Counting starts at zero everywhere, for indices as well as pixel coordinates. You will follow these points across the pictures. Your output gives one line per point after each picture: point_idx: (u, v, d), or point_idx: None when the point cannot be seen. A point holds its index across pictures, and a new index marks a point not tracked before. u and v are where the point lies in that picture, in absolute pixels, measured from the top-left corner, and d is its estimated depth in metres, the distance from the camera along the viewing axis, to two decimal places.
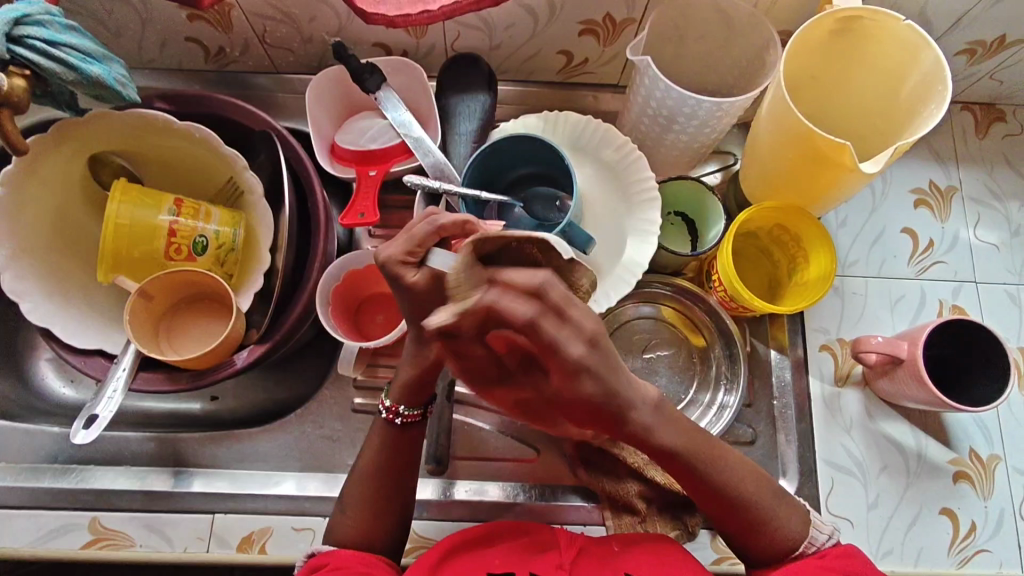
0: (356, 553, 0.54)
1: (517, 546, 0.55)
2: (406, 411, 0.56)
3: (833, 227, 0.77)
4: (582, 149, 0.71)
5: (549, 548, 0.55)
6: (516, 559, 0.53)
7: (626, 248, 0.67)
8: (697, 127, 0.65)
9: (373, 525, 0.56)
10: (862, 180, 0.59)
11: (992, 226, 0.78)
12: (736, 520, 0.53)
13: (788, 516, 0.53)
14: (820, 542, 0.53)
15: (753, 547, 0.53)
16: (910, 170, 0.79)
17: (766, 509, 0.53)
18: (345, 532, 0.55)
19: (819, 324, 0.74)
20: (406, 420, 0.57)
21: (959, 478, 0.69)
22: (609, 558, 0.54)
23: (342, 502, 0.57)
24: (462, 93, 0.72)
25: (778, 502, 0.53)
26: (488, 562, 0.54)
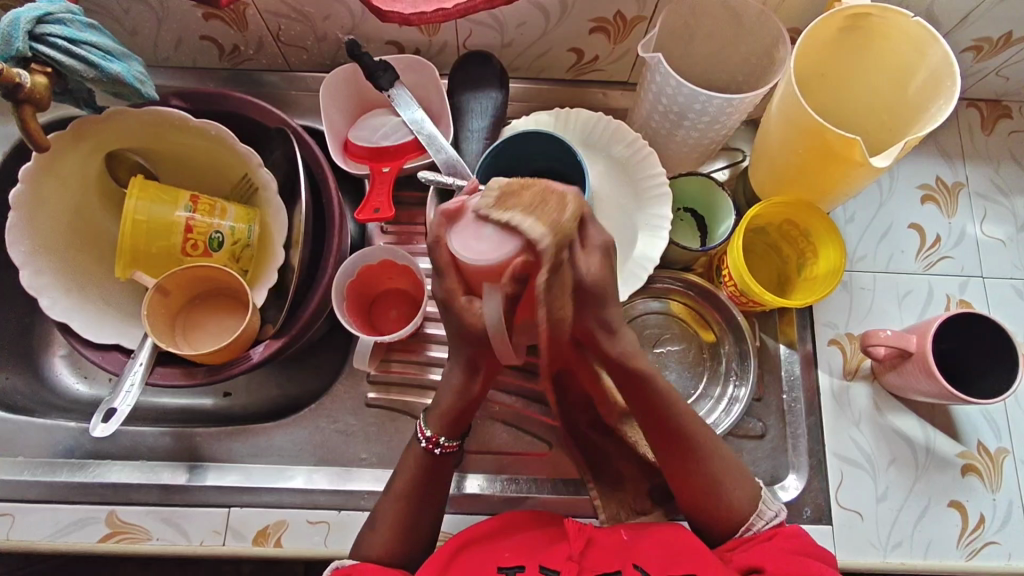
0: (378, 567, 0.54)
1: (528, 537, 0.56)
2: (445, 441, 0.56)
3: (840, 222, 0.78)
4: (593, 145, 0.71)
5: (558, 541, 0.56)
6: (526, 551, 0.54)
7: (637, 243, 0.68)
8: (708, 123, 0.66)
9: (401, 542, 0.56)
10: (871, 173, 0.59)
11: (998, 221, 0.78)
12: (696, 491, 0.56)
13: (739, 485, 0.56)
14: (769, 515, 0.55)
15: (716, 524, 0.56)
16: (917, 166, 0.80)
17: (715, 474, 0.55)
18: (374, 550, 0.55)
19: (828, 318, 0.74)
20: (444, 450, 0.57)
21: (968, 471, 0.70)
22: (620, 549, 0.55)
23: (373, 518, 0.57)
24: (474, 90, 0.72)
25: (733, 478, 0.56)
26: (499, 555, 0.54)
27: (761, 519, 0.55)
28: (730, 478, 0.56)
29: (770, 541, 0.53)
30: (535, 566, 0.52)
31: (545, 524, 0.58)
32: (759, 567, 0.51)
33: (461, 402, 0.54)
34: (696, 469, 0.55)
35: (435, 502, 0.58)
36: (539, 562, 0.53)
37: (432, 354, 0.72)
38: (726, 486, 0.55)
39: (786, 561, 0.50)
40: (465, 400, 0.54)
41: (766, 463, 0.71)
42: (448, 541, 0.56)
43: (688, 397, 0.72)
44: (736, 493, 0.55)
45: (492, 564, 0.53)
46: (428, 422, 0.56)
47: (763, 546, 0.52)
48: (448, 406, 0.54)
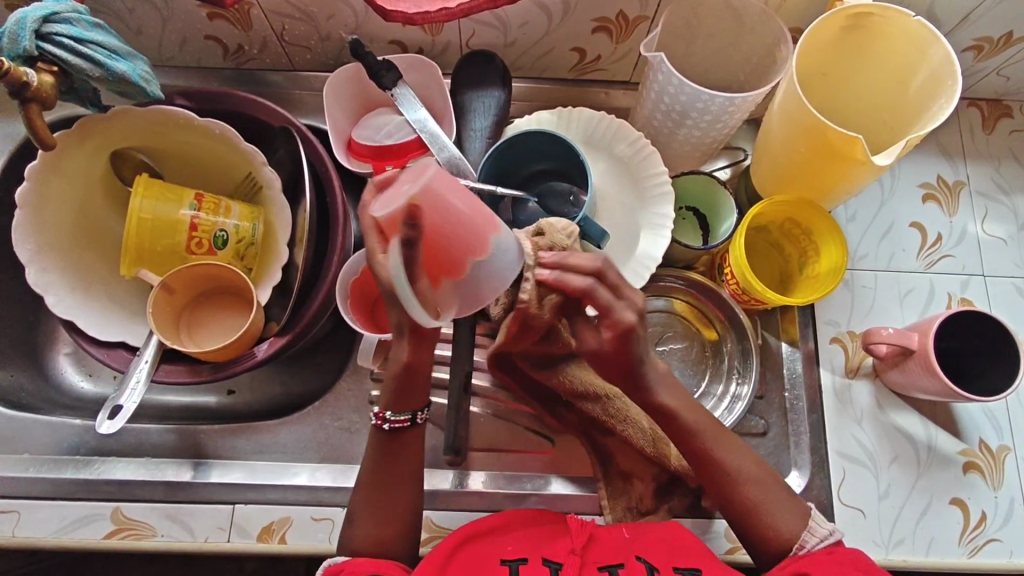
0: (368, 561, 0.54)
1: (529, 532, 0.57)
2: (394, 417, 0.56)
3: (842, 221, 0.78)
4: (596, 143, 0.72)
5: (560, 534, 0.56)
6: (529, 545, 0.54)
7: (639, 241, 0.68)
8: (710, 122, 0.66)
9: (385, 535, 0.56)
10: (873, 171, 0.60)
11: (999, 219, 0.79)
12: (733, 508, 0.55)
13: (785, 511, 0.54)
14: (820, 534, 0.54)
15: (762, 544, 0.54)
16: (918, 165, 0.80)
17: (755, 494, 0.55)
18: (358, 542, 0.55)
19: (830, 317, 0.75)
20: (394, 426, 0.57)
21: (969, 468, 0.70)
22: (621, 544, 0.55)
23: (351, 514, 0.57)
24: (477, 89, 0.73)
25: (778, 498, 0.55)
26: (501, 549, 0.54)
27: (811, 536, 0.53)
28: (775, 505, 0.55)
29: (827, 559, 0.51)
30: (539, 559, 0.52)
31: (546, 519, 0.59)
32: None
33: (402, 371, 0.54)
34: (727, 488, 0.55)
35: (412, 492, 0.58)
36: (542, 555, 0.53)
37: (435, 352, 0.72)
38: (771, 511, 0.54)
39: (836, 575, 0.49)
40: (406, 366, 0.54)
41: (768, 461, 0.71)
42: (448, 537, 0.56)
43: (690, 395, 0.73)
44: (782, 521, 0.54)
45: (494, 559, 0.53)
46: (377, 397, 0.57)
47: (809, 562, 0.51)
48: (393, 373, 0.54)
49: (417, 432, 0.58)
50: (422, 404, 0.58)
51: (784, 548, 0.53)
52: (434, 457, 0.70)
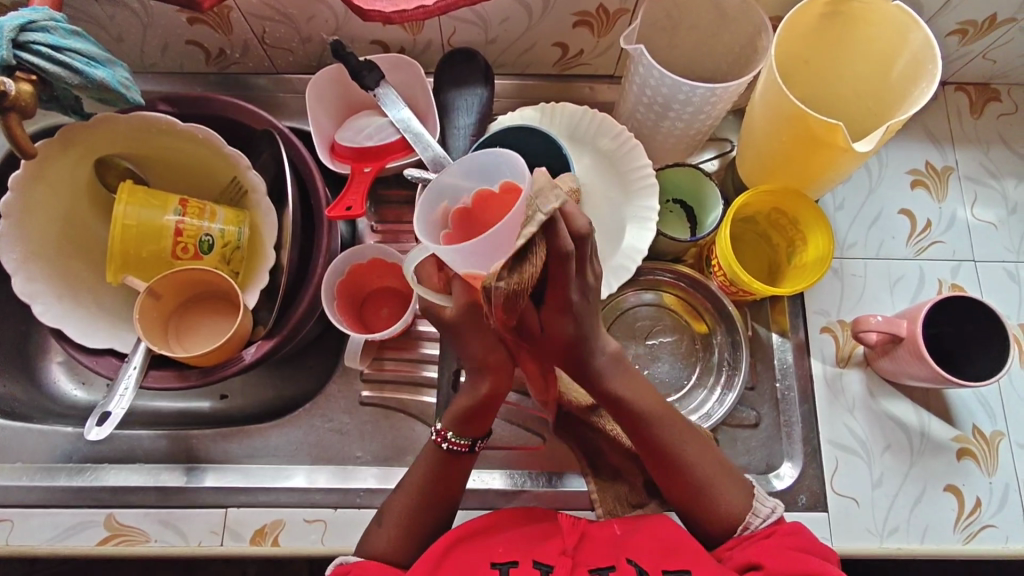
0: (383, 565, 0.54)
1: (521, 533, 0.57)
2: (453, 438, 0.56)
3: (830, 210, 0.78)
4: (579, 138, 0.71)
5: (551, 536, 0.56)
6: (520, 547, 0.55)
7: (625, 234, 0.68)
8: (693, 113, 0.66)
9: (406, 543, 0.56)
10: (856, 158, 0.59)
11: (989, 204, 0.78)
12: (679, 487, 0.56)
13: (729, 492, 0.56)
14: (763, 514, 0.56)
15: (705, 526, 0.56)
16: (906, 151, 0.80)
17: (701, 476, 0.56)
18: (375, 547, 0.56)
19: (819, 306, 0.74)
20: (452, 447, 0.57)
21: (963, 455, 0.70)
22: (611, 544, 0.55)
23: (380, 515, 0.58)
24: (460, 87, 0.74)
25: (725, 480, 0.56)
26: (491, 551, 0.55)
27: (756, 517, 0.55)
28: (725, 487, 0.56)
29: (770, 538, 0.54)
30: (528, 561, 0.53)
31: (541, 519, 0.59)
32: (757, 564, 0.52)
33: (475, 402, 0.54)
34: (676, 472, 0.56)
35: (442, 511, 0.58)
36: (532, 557, 0.53)
37: (426, 351, 0.73)
38: (721, 491, 0.56)
39: (785, 558, 0.51)
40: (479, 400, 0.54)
41: (760, 452, 0.71)
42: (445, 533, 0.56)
43: (681, 388, 0.73)
44: (728, 501, 0.56)
45: (484, 561, 0.53)
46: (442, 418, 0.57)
47: (761, 543, 0.54)
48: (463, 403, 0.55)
49: (469, 459, 0.58)
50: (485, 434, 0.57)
51: (730, 529, 0.55)
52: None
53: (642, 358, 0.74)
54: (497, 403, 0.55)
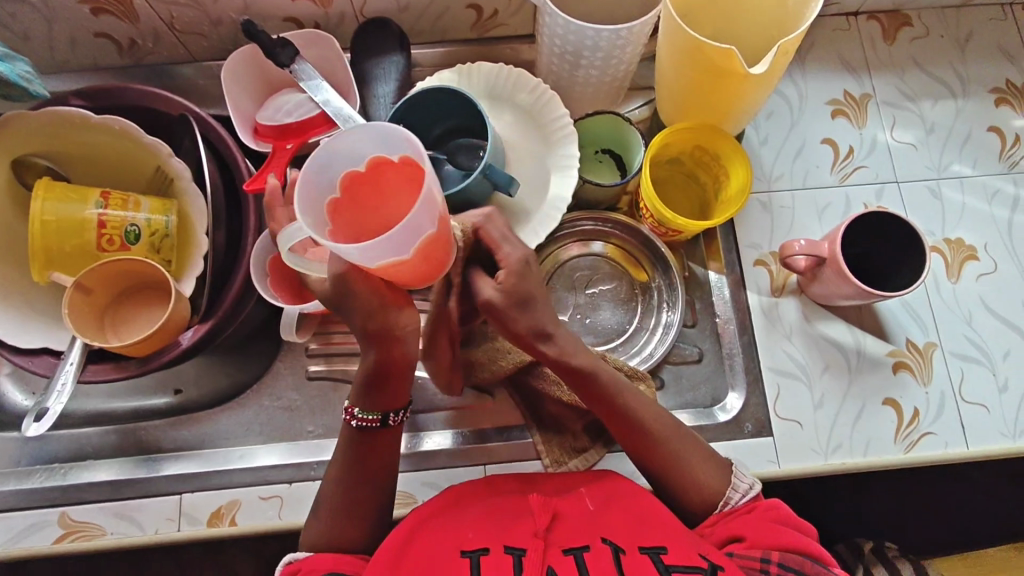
0: (335, 555, 0.53)
1: (487, 515, 0.55)
2: (362, 415, 0.57)
3: (755, 145, 0.79)
4: (498, 97, 0.72)
5: (522, 516, 0.53)
6: (490, 532, 0.52)
7: (550, 184, 0.69)
8: (604, 59, 0.67)
9: (348, 531, 0.56)
10: (758, 82, 0.60)
11: (907, 126, 0.80)
12: (656, 462, 0.58)
13: (705, 465, 0.58)
14: (742, 488, 0.57)
15: (686, 501, 0.57)
16: (824, 82, 0.82)
17: (676, 449, 0.58)
18: (316, 538, 0.55)
19: (751, 241, 0.76)
20: (363, 423, 0.57)
21: (899, 368, 0.72)
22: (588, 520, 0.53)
23: (314, 506, 0.57)
24: (376, 57, 0.75)
25: (698, 454, 0.58)
26: (461, 539, 0.52)
27: (735, 491, 0.56)
28: (699, 459, 0.58)
29: (751, 513, 0.54)
30: (500, 547, 0.50)
31: (511, 502, 0.57)
32: (740, 536, 0.53)
33: (374, 372, 0.56)
34: (650, 439, 0.58)
35: (375, 492, 0.57)
36: (504, 543, 0.51)
37: None
38: (695, 462, 0.58)
39: (768, 530, 0.52)
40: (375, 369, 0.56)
41: (705, 386, 0.73)
42: (396, 531, 0.55)
43: (624, 332, 0.74)
44: (704, 475, 0.57)
45: (454, 550, 0.51)
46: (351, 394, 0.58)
47: (743, 518, 0.54)
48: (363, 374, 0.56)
49: (388, 434, 0.58)
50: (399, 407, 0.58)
51: (710, 502, 0.56)
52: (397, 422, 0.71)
53: (583, 307, 0.74)
54: (398, 368, 0.56)
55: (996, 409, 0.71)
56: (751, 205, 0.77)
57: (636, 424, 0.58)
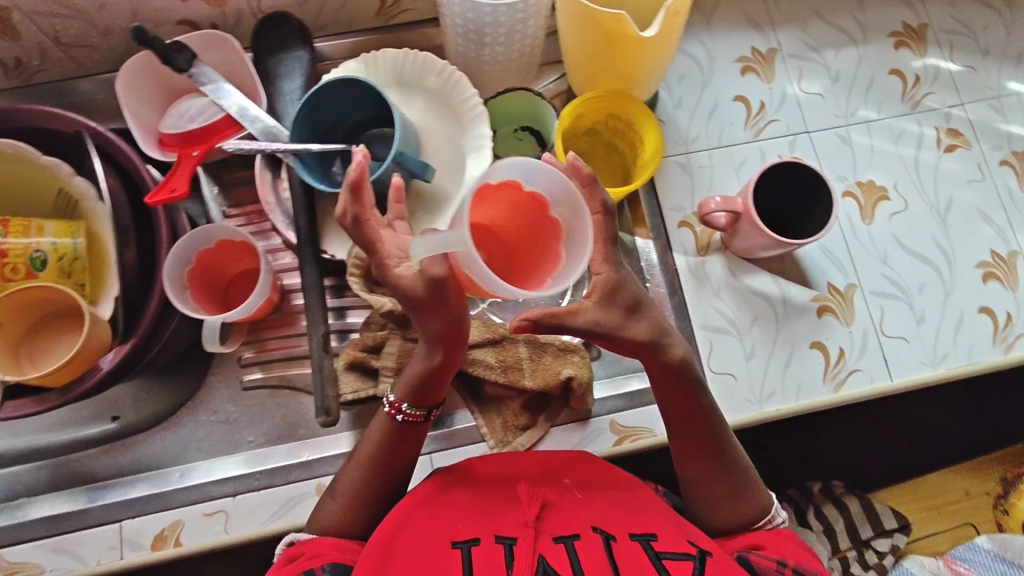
0: (335, 539, 0.54)
1: (474, 504, 0.54)
2: (408, 411, 0.57)
3: (669, 109, 0.80)
4: (407, 83, 0.71)
5: (513, 506, 0.53)
6: (480, 522, 0.52)
7: (467, 167, 0.69)
8: (507, 35, 0.67)
9: (355, 517, 0.56)
10: (654, 45, 0.60)
11: (814, 77, 0.82)
12: (713, 477, 0.58)
13: (751, 494, 0.58)
14: (776, 520, 0.59)
15: (717, 520, 0.58)
16: (732, 41, 0.83)
17: (734, 470, 0.58)
18: (324, 521, 0.55)
19: (674, 203, 0.77)
20: (407, 418, 0.58)
21: (823, 312, 0.74)
22: (578, 505, 0.54)
23: (334, 486, 0.58)
24: (279, 52, 0.72)
25: (750, 482, 0.59)
26: (451, 529, 0.52)
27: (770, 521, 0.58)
28: (749, 486, 0.58)
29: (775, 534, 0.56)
30: (490, 536, 0.50)
31: (497, 489, 0.56)
32: (757, 544, 0.55)
33: (426, 374, 0.56)
34: (715, 459, 0.58)
35: (396, 481, 0.59)
36: (493, 531, 0.50)
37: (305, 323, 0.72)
38: (746, 491, 0.58)
39: (790, 547, 0.54)
40: (429, 373, 0.56)
41: None
42: (386, 520, 0.54)
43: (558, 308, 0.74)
44: (748, 501, 0.58)
45: (445, 539, 0.51)
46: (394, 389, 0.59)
47: (769, 534, 0.56)
48: (416, 371, 0.56)
49: (423, 428, 0.59)
50: (438, 403, 0.59)
51: (743, 526, 0.58)
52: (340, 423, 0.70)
53: None
54: (452, 369, 0.57)
55: (916, 340, 0.74)
56: (670, 168, 0.78)
57: (706, 440, 0.58)
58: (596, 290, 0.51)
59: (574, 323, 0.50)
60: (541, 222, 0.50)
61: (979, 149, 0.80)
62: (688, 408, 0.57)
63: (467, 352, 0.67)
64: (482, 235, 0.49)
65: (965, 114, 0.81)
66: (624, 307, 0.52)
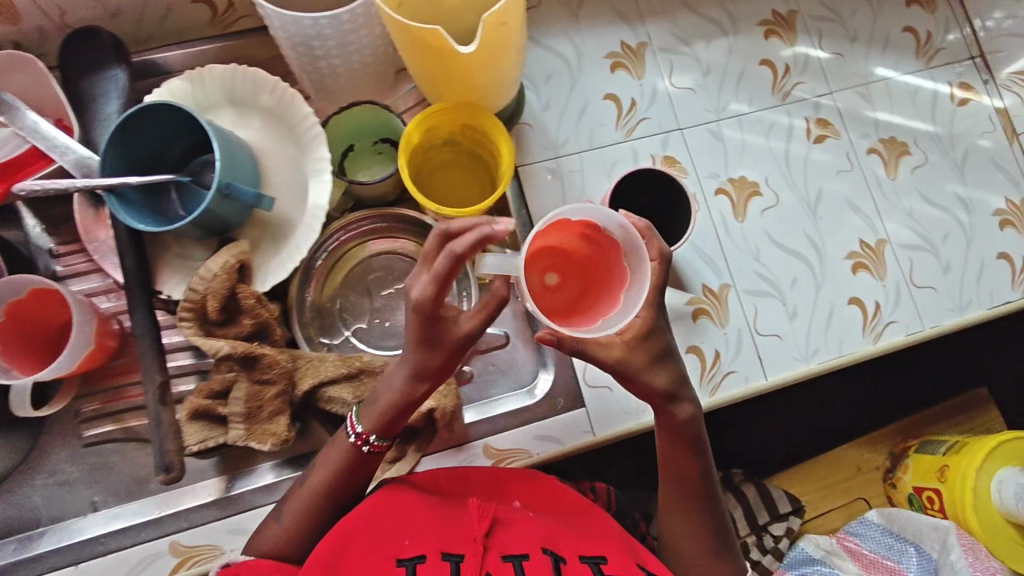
0: (273, 562, 0.52)
1: (424, 514, 0.53)
2: (375, 441, 0.56)
3: (536, 112, 0.77)
4: (241, 101, 0.66)
5: (465, 521, 0.52)
6: (431, 538, 0.50)
7: (310, 193, 0.64)
8: (340, 48, 0.62)
9: (300, 541, 0.56)
10: (477, 65, 0.56)
11: (684, 71, 0.80)
12: (690, 527, 0.57)
13: (722, 557, 0.57)
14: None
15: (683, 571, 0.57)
16: (600, 36, 0.79)
17: (708, 532, 0.57)
18: (267, 547, 0.55)
19: (544, 212, 0.74)
20: (372, 450, 0.56)
21: (699, 315, 0.73)
22: (534, 523, 0.52)
23: (279, 513, 0.57)
24: (94, 72, 0.65)
25: (721, 545, 0.58)
26: (397, 545, 0.50)
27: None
28: (722, 547, 0.57)
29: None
30: (438, 555, 0.48)
31: (454, 503, 0.55)
32: None
33: (398, 405, 0.55)
34: (696, 518, 0.57)
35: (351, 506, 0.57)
36: (442, 547, 0.49)
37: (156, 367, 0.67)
38: (718, 553, 0.57)
39: None
40: (411, 401, 0.55)
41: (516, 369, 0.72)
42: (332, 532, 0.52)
43: None
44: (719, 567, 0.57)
45: (389, 558, 0.49)
46: (362, 417, 0.56)
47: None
48: (388, 401, 0.55)
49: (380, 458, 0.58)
50: (399, 433, 0.58)
51: None
52: (200, 470, 0.67)
53: (380, 310, 0.72)
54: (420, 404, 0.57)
55: (788, 337, 0.74)
56: (540, 174, 0.75)
57: (687, 496, 0.57)
58: (630, 331, 0.50)
59: (602, 357, 0.49)
60: (605, 259, 0.49)
61: (847, 138, 0.80)
62: (683, 464, 0.56)
63: (324, 389, 0.63)
64: (550, 260, 0.49)
65: (834, 102, 0.80)
66: (652, 354, 0.51)
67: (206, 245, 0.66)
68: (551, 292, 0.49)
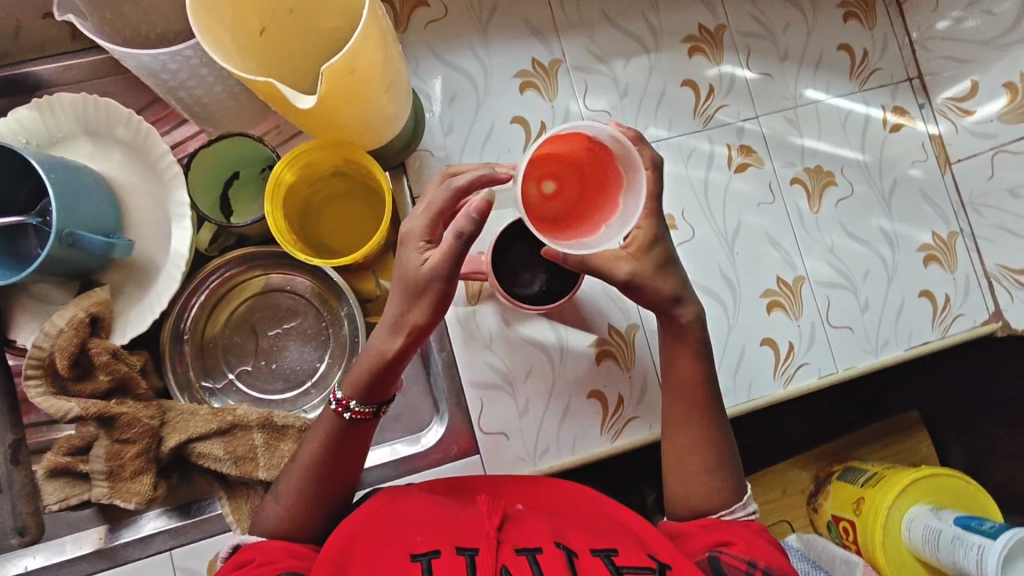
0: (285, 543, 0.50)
1: (429, 519, 0.50)
2: (355, 407, 0.53)
3: (438, 136, 0.72)
4: (97, 132, 0.62)
5: (470, 517, 0.49)
6: (439, 533, 0.47)
7: (173, 237, 0.62)
8: (195, 80, 0.57)
9: (305, 518, 0.53)
10: (332, 112, 0.52)
11: (600, 91, 0.74)
12: (711, 481, 0.55)
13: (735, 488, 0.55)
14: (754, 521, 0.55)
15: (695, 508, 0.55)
16: (508, 51, 0.74)
17: (722, 464, 0.56)
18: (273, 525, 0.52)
19: None
20: (355, 416, 0.53)
21: (602, 358, 0.70)
22: (547, 524, 0.49)
23: (276, 492, 0.54)
24: None
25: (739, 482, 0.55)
26: (409, 542, 0.47)
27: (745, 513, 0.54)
28: (733, 475, 0.56)
29: (747, 528, 0.52)
30: (450, 548, 0.45)
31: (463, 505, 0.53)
32: (728, 540, 0.50)
33: (381, 363, 0.52)
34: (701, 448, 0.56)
35: (344, 480, 0.54)
36: (455, 542, 0.46)
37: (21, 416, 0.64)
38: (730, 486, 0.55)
39: (759, 545, 0.50)
40: (390, 359, 0.52)
41: (410, 412, 0.70)
42: (340, 532, 0.49)
43: (315, 373, 0.68)
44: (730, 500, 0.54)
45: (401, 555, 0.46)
46: (341, 383, 0.54)
47: (737, 528, 0.52)
48: (367, 362, 0.53)
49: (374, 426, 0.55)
50: (388, 400, 0.55)
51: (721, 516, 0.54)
52: (72, 521, 0.64)
53: (266, 350, 0.68)
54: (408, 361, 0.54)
55: None
56: None
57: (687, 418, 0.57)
58: (634, 243, 0.54)
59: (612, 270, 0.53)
60: (598, 167, 0.46)
61: (771, 167, 0.75)
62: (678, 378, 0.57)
63: (193, 444, 0.60)
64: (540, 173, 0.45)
65: (759, 127, 0.76)
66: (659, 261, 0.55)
67: (67, 288, 0.61)
68: (548, 203, 0.46)
